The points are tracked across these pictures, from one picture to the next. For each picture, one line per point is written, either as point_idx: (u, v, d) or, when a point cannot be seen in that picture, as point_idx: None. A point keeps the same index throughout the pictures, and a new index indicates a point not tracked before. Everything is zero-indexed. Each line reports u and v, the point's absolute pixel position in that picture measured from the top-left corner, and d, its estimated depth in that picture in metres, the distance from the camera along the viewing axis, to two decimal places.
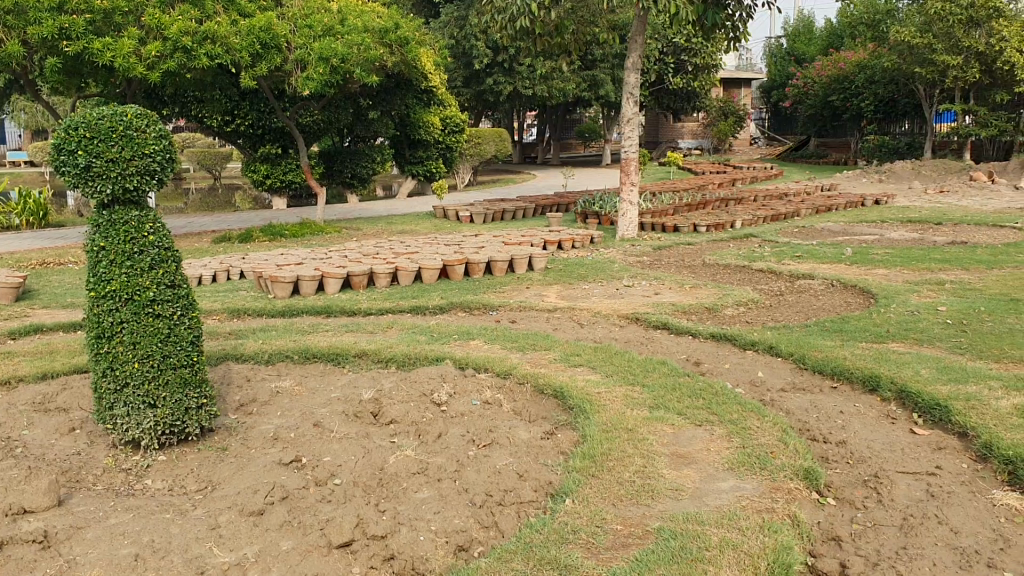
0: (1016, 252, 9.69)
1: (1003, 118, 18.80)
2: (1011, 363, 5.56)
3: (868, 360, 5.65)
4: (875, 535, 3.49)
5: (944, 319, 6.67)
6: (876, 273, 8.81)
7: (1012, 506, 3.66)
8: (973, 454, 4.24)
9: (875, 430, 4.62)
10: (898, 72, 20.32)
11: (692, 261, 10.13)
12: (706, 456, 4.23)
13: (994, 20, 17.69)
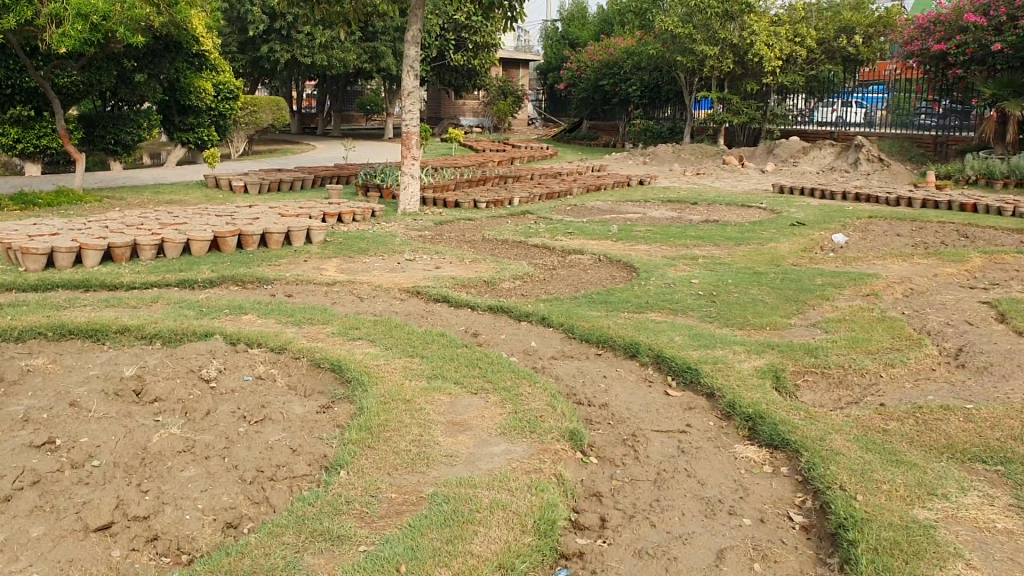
0: (761, 230, 10.55)
1: (752, 107, 20.49)
2: (753, 330, 6.10)
3: (630, 328, 5.99)
4: (632, 490, 3.74)
5: (697, 291, 7.20)
6: (639, 249, 9.35)
7: (751, 459, 4.03)
8: (719, 412, 4.63)
9: (634, 393, 4.93)
10: (662, 59, 21.40)
11: (471, 235, 10.30)
12: (480, 423, 4.35)
13: (746, 15, 19.02)
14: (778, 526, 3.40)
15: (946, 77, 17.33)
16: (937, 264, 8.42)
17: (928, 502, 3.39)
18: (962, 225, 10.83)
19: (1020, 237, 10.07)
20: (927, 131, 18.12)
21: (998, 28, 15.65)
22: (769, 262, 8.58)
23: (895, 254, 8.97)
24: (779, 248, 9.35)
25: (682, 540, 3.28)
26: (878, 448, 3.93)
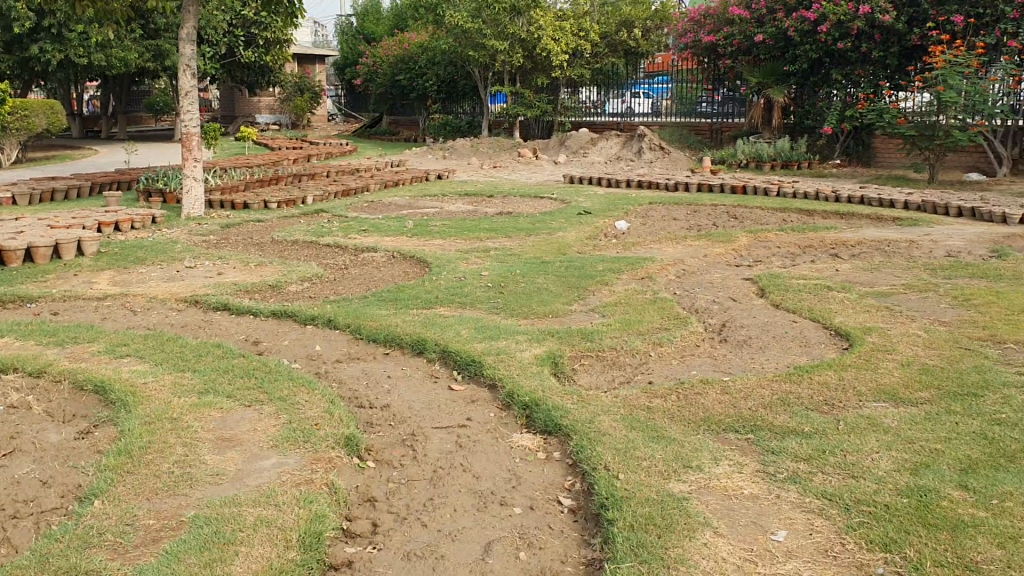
0: (551, 219, 10.80)
1: (544, 99, 20.97)
2: (537, 318, 6.21)
3: (416, 325, 5.95)
4: (406, 491, 3.69)
5: (486, 283, 7.26)
6: (432, 243, 9.34)
7: (526, 447, 4.08)
8: (499, 402, 4.66)
9: (417, 390, 4.88)
10: (454, 54, 21.46)
11: (260, 238, 9.97)
12: (252, 436, 4.18)
13: (533, 11, 19.56)
14: (546, 512, 3.46)
15: (718, 68, 18.39)
16: (710, 244, 8.93)
17: (684, 475, 3.59)
18: (733, 206, 11.54)
19: (784, 216, 10.84)
20: (707, 118, 19.16)
21: (759, 20, 16.75)
22: (556, 251, 8.79)
23: (673, 237, 9.43)
24: (567, 237, 9.60)
25: (451, 536, 3.28)
26: (643, 427, 4.11)
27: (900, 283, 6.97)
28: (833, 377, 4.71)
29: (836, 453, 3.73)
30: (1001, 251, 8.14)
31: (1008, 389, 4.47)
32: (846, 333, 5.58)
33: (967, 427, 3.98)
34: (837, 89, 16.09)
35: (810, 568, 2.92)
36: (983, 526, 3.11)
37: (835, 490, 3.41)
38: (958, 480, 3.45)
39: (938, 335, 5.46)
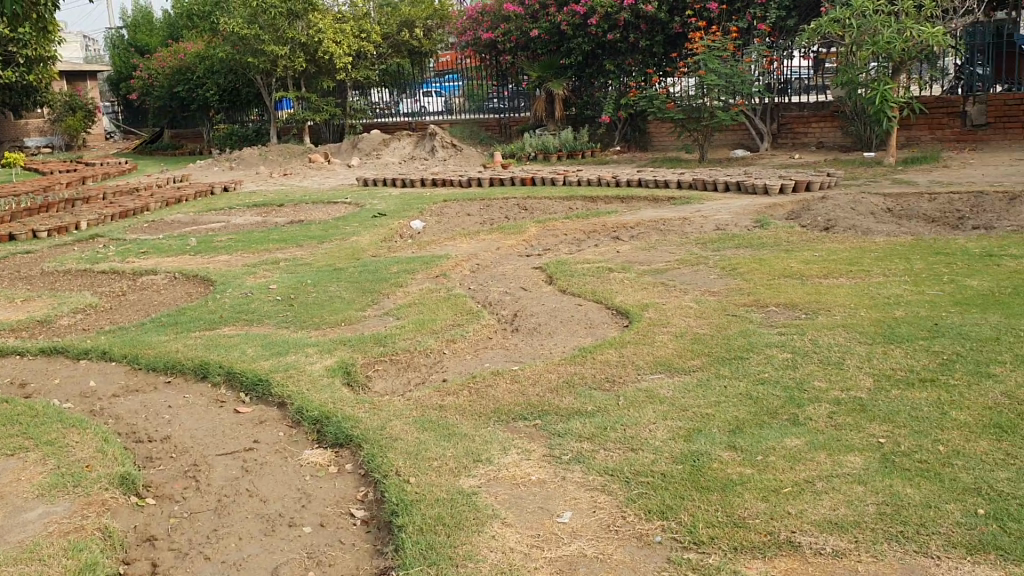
0: (343, 225, 10.63)
1: (331, 103, 20.64)
2: (327, 329, 6.08)
3: (198, 348, 5.68)
4: (189, 524, 3.51)
5: (274, 296, 7.04)
6: (218, 260, 8.97)
7: (315, 462, 3.96)
8: (289, 420, 4.50)
9: (200, 417, 4.65)
10: (232, 63, 20.72)
11: (27, 271, 9.23)
12: (15, 488, 3.85)
13: (310, 13, 19.14)
14: (338, 527, 3.39)
15: (501, 63, 18.73)
16: (500, 237, 9.07)
17: (473, 470, 3.63)
18: (522, 197, 11.79)
19: (570, 204, 11.16)
20: (496, 113, 19.35)
21: (533, 16, 17.24)
22: (348, 257, 8.66)
23: (465, 233, 9.51)
24: (360, 241, 9.48)
25: (237, 566, 3.15)
26: (433, 426, 4.12)
27: (674, 259, 7.33)
28: (614, 354, 4.92)
29: (617, 428, 3.91)
30: (764, 221, 8.74)
31: (770, 349, 4.80)
32: (626, 311, 5.82)
33: (734, 389, 4.25)
34: (612, 80, 16.85)
35: (593, 545, 3.02)
36: (748, 482, 3.32)
37: (616, 466, 3.56)
38: (726, 442, 3.68)
39: (707, 305, 5.79)
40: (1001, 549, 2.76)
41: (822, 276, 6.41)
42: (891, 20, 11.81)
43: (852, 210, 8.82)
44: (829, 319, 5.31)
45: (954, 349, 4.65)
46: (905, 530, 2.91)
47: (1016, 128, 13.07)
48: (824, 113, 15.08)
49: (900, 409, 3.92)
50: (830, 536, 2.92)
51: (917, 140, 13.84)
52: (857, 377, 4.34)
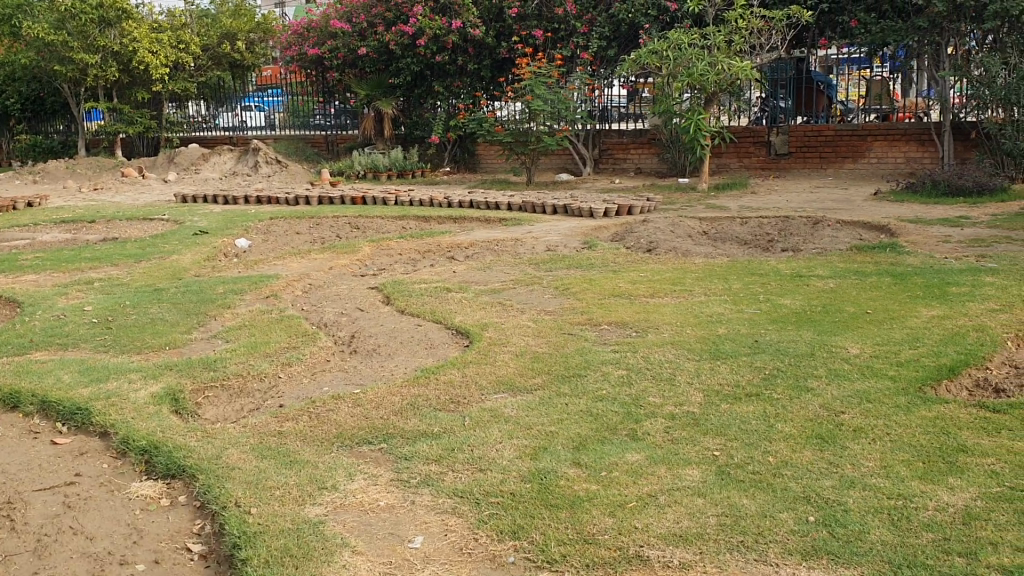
0: (162, 243, 10.12)
1: (147, 115, 19.69)
2: (151, 353, 5.76)
3: (6, 376, 5.24)
4: (5, 568, 3.21)
5: (90, 319, 6.61)
6: (25, 280, 8.34)
7: (146, 496, 3.72)
8: (113, 451, 4.21)
9: (11, 451, 4.27)
10: (35, 69, 19.38)
11: None
12: None
13: (124, 21, 18.19)
14: (174, 563, 3.20)
15: (327, 80, 18.46)
16: (332, 257, 8.91)
17: (318, 497, 3.52)
18: (353, 216, 11.62)
19: (402, 223, 11.12)
20: (323, 130, 19.02)
21: (361, 34, 17.11)
22: (170, 276, 8.26)
23: (294, 253, 9.27)
24: (182, 260, 9.06)
25: None
26: (273, 454, 3.98)
27: (509, 279, 7.43)
28: (457, 374, 4.92)
29: (464, 449, 3.92)
30: (591, 242, 9.01)
31: (607, 367, 4.93)
32: (467, 331, 5.84)
33: (575, 407, 4.34)
34: (441, 101, 16.91)
35: (448, 569, 3.00)
36: (595, 498, 3.39)
37: (466, 487, 3.56)
38: (571, 458, 3.75)
39: (545, 324, 5.89)
40: (832, 554, 2.92)
41: (649, 295, 6.67)
42: (704, 54, 12.46)
43: (672, 233, 9.23)
44: (659, 336, 5.53)
45: (774, 364, 4.94)
46: (745, 540, 3.04)
47: (812, 158, 14.05)
48: (642, 140, 15.72)
49: (730, 423, 4.11)
50: (677, 549, 3.01)
51: (726, 168, 14.68)
52: (689, 393, 4.52)
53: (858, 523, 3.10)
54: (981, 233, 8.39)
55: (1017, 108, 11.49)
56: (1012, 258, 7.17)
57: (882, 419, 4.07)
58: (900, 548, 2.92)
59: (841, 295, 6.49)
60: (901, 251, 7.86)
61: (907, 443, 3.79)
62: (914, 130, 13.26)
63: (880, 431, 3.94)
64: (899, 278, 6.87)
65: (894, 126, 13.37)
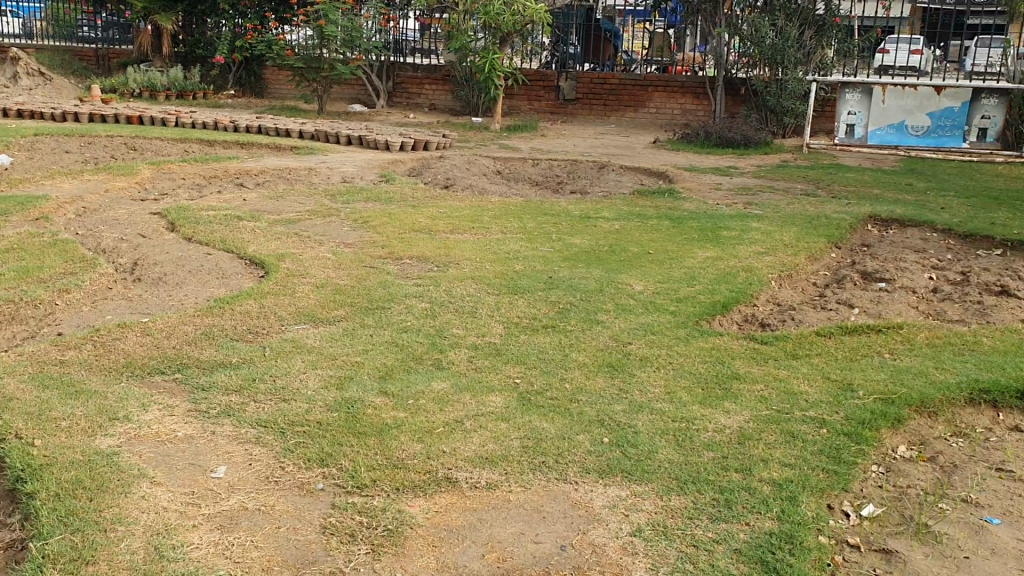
0: None
1: None
2: None
3: None
4: None
5: None
6: None
7: None
8: None
9: None
10: None
11: None
12: None
13: None
14: None
15: None
16: (107, 178, 8.32)
17: (110, 428, 3.35)
18: (129, 136, 10.88)
19: (185, 147, 10.54)
20: (90, 44, 17.47)
21: None
22: None
23: (65, 173, 8.57)
24: None
25: None
26: (56, 384, 3.73)
27: (304, 211, 7.24)
28: (253, 305, 4.78)
29: (265, 379, 3.84)
30: (388, 176, 8.93)
31: (409, 299, 4.95)
32: (261, 262, 5.66)
33: (379, 337, 4.36)
34: (225, 20, 16.03)
35: (254, 498, 2.95)
36: (401, 425, 3.43)
37: (269, 416, 3.50)
38: (377, 387, 3.77)
39: (344, 256, 5.82)
40: (625, 471, 3.11)
41: (448, 231, 6.72)
42: None
43: (467, 170, 9.33)
44: (459, 271, 5.59)
45: (567, 299, 5.15)
46: (546, 461, 3.18)
47: (598, 104, 14.49)
48: (436, 76, 15.51)
49: (529, 352, 4.26)
50: (483, 470, 3.11)
51: (517, 110, 14.88)
52: (490, 324, 4.64)
53: (648, 444, 3.32)
54: (748, 183, 9.04)
55: (781, 68, 12.40)
56: (776, 206, 7.76)
57: (665, 349, 4.37)
58: (685, 466, 3.16)
59: (627, 236, 6.83)
60: (679, 197, 8.34)
61: (688, 370, 4.10)
62: (690, 84, 14.01)
63: (664, 360, 4.23)
64: (677, 222, 7.30)
65: (673, 78, 14.05)
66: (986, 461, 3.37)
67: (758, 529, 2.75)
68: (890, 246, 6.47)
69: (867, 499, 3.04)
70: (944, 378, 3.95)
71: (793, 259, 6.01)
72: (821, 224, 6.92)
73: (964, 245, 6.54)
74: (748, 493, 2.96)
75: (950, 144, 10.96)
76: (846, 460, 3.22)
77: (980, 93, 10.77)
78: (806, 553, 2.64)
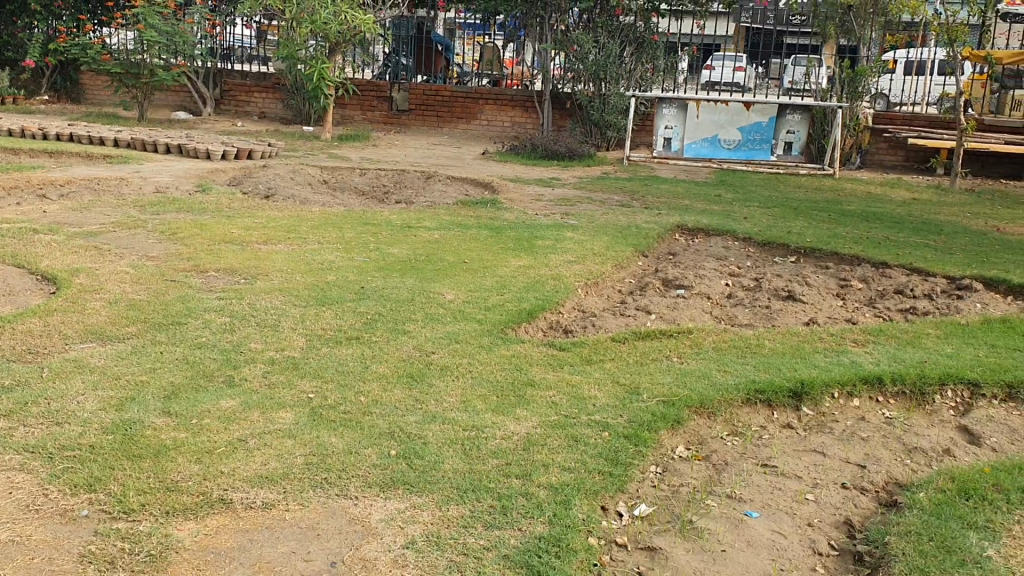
0: None
1: None
2: None
3: None
4: None
5: None
6: None
7: None
8: None
9: None
10: None
11: None
12: None
13: None
14: None
15: None
16: None
17: None
18: None
19: None
20: None
21: None
22: None
23: None
24: None
25: None
26: None
27: (108, 222, 6.92)
28: (37, 324, 4.52)
29: (38, 402, 3.63)
30: (205, 186, 8.64)
31: (208, 314, 4.80)
32: (52, 277, 5.37)
33: (170, 354, 4.20)
34: (37, 22, 15.09)
35: (10, 529, 2.79)
36: (181, 446, 3.32)
37: (37, 442, 3.31)
38: (161, 408, 3.64)
39: (144, 270, 5.59)
40: (407, 483, 3.10)
41: (261, 242, 6.56)
42: (327, 2, 12.32)
43: (290, 179, 9.15)
44: (266, 284, 5.45)
45: (376, 309, 5.10)
46: (329, 477, 3.13)
47: (430, 116, 14.46)
48: (265, 84, 15.10)
49: (328, 365, 4.20)
50: (260, 490, 3.04)
51: (350, 119, 14.73)
52: (291, 337, 4.54)
53: (434, 455, 3.32)
54: (569, 194, 9.26)
55: (604, 84, 12.86)
56: (591, 217, 7.99)
57: (466, 358, 4.40)
58: (467, 474, 3.18)
59: (444, 245, 6.86)
60: (500, 207, 8.46)
61: (485, 378, 4.15)
62: (519, 97, 14.11)
63: (463, 368, 4.26)
64: (496, 231, 7.40)
65: (503, 91, 14.13)
66: (754, 458, 3.56)
67: (529, 534, 2.81)
68: (694, 255, 6.76)
69: (640, 499, 3.16)
70: (724, 379, 4.16)
71: (600, 267, 6.20)
72: (632, 234, 7.16)
73: (762, 253, 6.92)
74: (525, 498, 3.02)
75: (759, 157, 11.60)
76: (623, 462, 3.34)
77: (785, 109, 11.47)
78: (571, 556, 2.72)
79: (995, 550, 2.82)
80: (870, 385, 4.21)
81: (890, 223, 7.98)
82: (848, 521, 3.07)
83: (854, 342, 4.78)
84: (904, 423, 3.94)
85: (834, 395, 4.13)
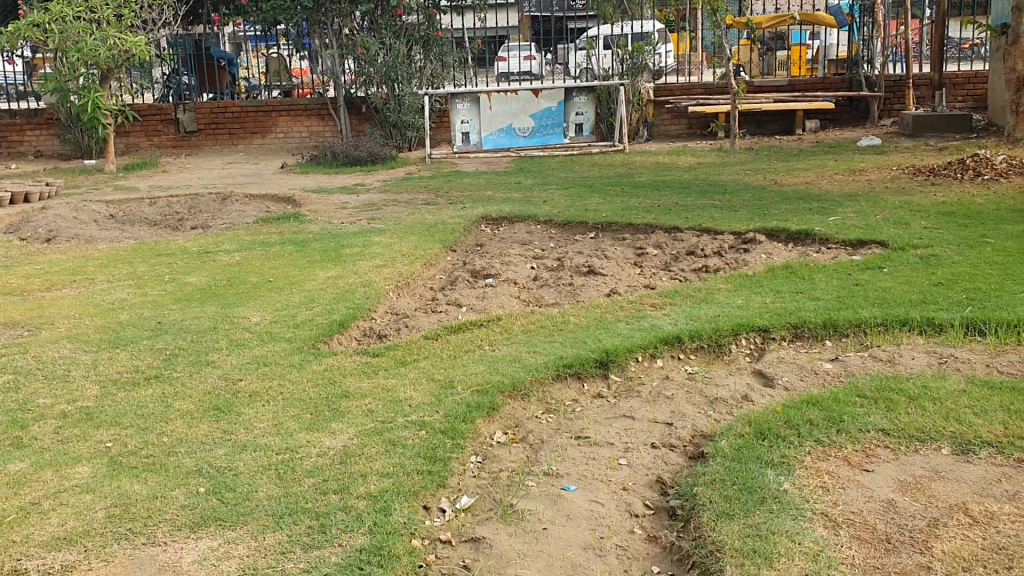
0: None
1: None
2: None
3: None
4: None
5: None
6: None
7: None
8: None
9: None
10: None
11: None
12: None
13: None
14: None
15: None
16: None
17: None
18: None
19: None
20: None
21: None
22: None
23: None
24: None
25: None
26: None
27: None
28: None
29: None
30: None
31: None
32: None
33: None
34: None
35: None
36: None
37: None
38: None
39: None
40: (219, 519, 2.98)
41: (45, 290, 6.13)
42: (93, 28, 11.59)
43: (73, 219, 8.59)
44: (53, 333, 5.11)
45: (176, 344, 4.86)
46: (133, 527, 2.96)
47: (222, 134, 13.97)
48: (38, 120, 14.13)
49: (124, 410, 3.96)
50: (59, 552, 2.85)
51: (136, 147, 14.03)
52: (84, 387, 4.26)
53: (246, 485, 3.20)
54: (373, 198, 9.18)
55: (397, 84, 12.79)
56: (396, 218, 7.96)
57: (275, 380, 4.27)
58: (283, 499, 3.09)
59: (246, 267, 6.63)
60: (303, 220, 8.29)
61: (296, 398, 4.03)
62: (313, 105, 13.84)
63: (274, 392, 4.12)
64: (300, 245, 7.24)
65: (294, 101, 13.82)
66: (568, 432, 3.64)
67: (349, 548, 2.76)
68: (499, 243, 6.86)
69: (462, 491, 3.17)
70: (534, 360, 4.23)
71: (409, 268, 6.17)
72: (438, 231, 7.18)
73: (563, 233, 7.10)
74: (343, 512, 2.96)
75: (553, 141, 11.92)
76: (441, 457, 3.33)
77: (571, 92, 11.83)
78: (394, 562, 2.69)
79: (791, 483, 3.01)
80: (670, 344, 4.40)
81: (679, 188, 8.37)
82: (660, 479, 3.19)
83: (653, 306, 4.97)
84: (704, 375, 4.15)
85: (638, 358, 4.29)
